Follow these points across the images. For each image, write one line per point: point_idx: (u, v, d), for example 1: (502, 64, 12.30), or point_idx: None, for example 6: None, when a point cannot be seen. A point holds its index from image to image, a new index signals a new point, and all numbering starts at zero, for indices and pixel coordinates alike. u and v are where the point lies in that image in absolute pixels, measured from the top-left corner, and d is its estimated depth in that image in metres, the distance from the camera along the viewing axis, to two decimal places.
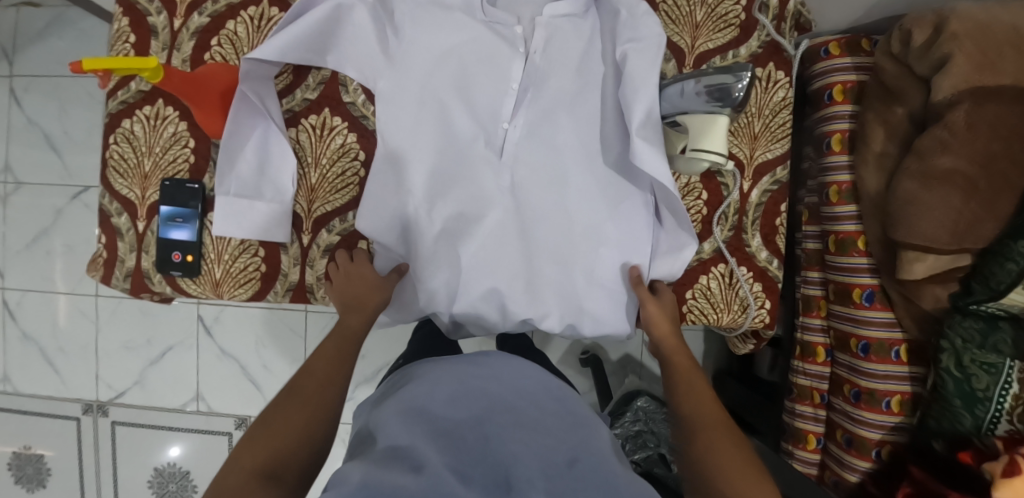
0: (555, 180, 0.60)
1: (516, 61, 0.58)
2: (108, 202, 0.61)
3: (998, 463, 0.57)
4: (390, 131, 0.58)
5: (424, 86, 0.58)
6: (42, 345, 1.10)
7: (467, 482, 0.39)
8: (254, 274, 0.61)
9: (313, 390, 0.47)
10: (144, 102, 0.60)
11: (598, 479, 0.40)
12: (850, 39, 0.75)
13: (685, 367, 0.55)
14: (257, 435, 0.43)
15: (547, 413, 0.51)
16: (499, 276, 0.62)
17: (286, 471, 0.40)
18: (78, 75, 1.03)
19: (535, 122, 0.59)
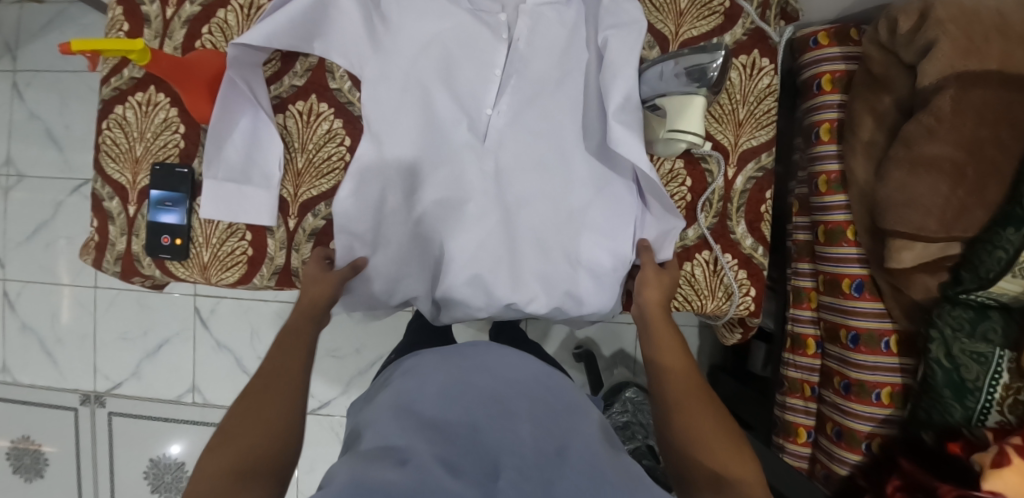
0: (540, 163, 0.61)
1: (499, 48, 0.59)
2: (100, 186, 0.62)
3: (988, 453, 0.57)
4: (372, 118, 0.58)
5: (408, 73, 0.59)
6: (41, 336, 1.12)
7: (457, 473, 0.38)
8: (241, 258, 0.62)
9: (275, 387, 0.48)
10: (136, 89, 0.61)
11: (587, 465, 0.39)
12: (838, 29, 0.75)
13: (671, 347, 0.54)
14: (218, 443, 0.43)
15: (535, 399, 0.49)
16: (484, 261, 0.62)
17: (255, 476, 0.41)
18: (79, 70, 1.05)
19: (519, 107, 0.60)
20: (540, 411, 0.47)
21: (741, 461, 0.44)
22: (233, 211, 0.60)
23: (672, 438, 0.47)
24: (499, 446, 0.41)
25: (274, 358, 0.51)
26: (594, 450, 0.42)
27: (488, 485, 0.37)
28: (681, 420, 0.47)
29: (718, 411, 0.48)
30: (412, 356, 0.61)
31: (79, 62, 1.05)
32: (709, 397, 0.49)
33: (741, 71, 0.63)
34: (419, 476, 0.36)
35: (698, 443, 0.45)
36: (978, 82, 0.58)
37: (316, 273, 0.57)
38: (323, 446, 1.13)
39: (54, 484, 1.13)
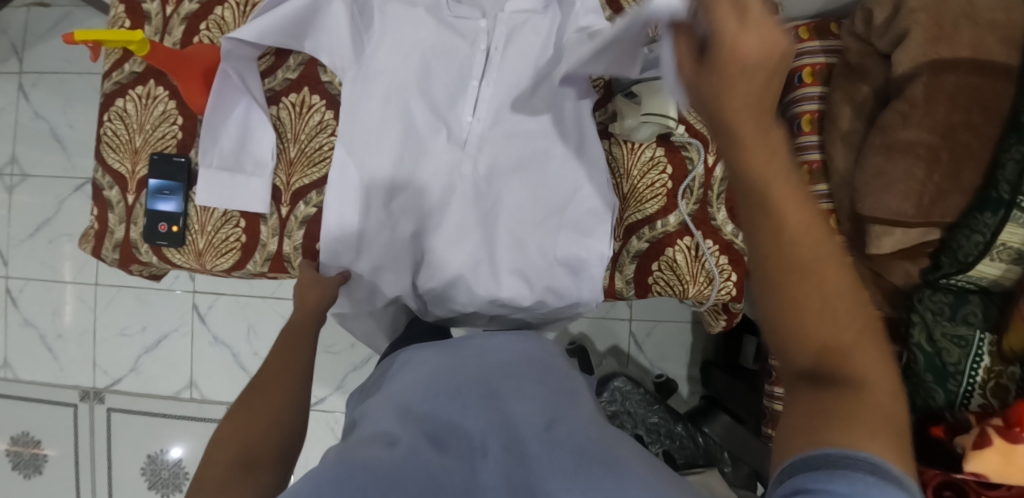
0: (519, 163, 0.62)
1: (474, 57, 0.62)
2: (101, 176, 0.65)
3: (970, 435, 0.56)
4: (355, 125, 0.61)
5: (390, 84, 0.61)
6: (42, 332, 1.14)
7: (444, 450, 0.39)
8: (234, 245, 0.63)
9: (277, 387, 0.49)
10: (137, 82, 0.64)
11: (570, 443, 0.39)
12: (819, 24, 0.77)
13: (774, 169, 0.27)
14: (222, 435, 0.44)
15: (530, 378, 0.50)
16: (466, 258, 0.63)
17: (263, 463, 0.42)
18: (84, 72, 1.09)
19: (497, 111, 0.62)
20: (537, 392, 0.47)
21: (870, 345, 0.28)
22: (227, 198, 0.62)
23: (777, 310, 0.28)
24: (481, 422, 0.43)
25: (278, 355, 0.53)
26: (581, 429, 0.42)
27: (473, 461, 0.39)
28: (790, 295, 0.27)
29: (850, 279, 0.28)
30: (405, 350, 0.62)
31: (84, 65, 1.08)
32: (836, 257, 0.28)
33: None
34: (407, 451, 0.37)
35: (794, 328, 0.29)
36: (950, 69, 0.59)
37: (312, 278, 0.59)
38: (319, 442, 1.14)
39: (52, 481, 1.14)
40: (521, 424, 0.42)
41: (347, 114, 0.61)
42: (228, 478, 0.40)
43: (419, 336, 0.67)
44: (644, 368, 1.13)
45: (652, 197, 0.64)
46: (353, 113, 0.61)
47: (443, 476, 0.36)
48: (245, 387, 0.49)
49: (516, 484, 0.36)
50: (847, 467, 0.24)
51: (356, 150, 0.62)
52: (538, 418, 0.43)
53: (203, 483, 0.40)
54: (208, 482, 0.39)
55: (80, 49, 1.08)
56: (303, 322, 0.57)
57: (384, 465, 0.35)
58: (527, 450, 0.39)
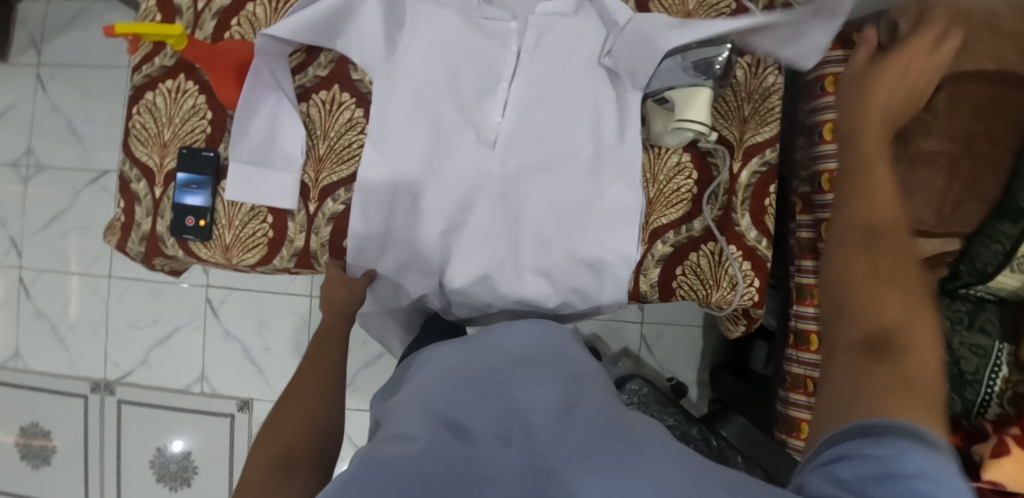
0: (545, 163, 0.63)
1: (505, 58, 0.63)
2: (128, 169, 0.65)
3: (988, 445, 0.57)
4: (386, 124, 0.61)
5: (418, 83, 0.61)
6: (53, 323, 1.14)
7: (468, 439, 0.39)
8: (261, 240, 0.64)
9: (307, 390, 0.50)
10: (166, 76, 0.64)
11: (596, 425, 0.38)
12: (840, 34, 0.78)
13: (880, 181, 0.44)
14: (259, 444, 0.44)
15: (544, 367, 0.49)
16: (493, 257, 0.63)
17: (301, 465, 0.42)
18: (102, 65, 1.09)
19: (525, 110, 0.63)
20: (552, 379, 0.46)
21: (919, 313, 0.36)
22: (255, 193, 0.62)
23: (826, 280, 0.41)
24: (495, 411, 0.42)
25: (311, 359, 0.54)
26: (600, 411, 0.41)
27: (495, 449, 0.37)
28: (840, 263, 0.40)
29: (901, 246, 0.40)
30: (428, 349, 0.62)
31: (102, 58, 1.08)
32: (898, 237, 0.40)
33: (745, 69, 0.66)
34: (428, 446, 0.36)
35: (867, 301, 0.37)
36: (973, 79, 0.60)
37: (338, 276, 0.60)
38: None
39: (60, 472, 1.14)
40: (537, 413, 0.41)
41: (376, 113, 0.61)
42: (268, 482, 0.39)
43: (442, 334, 0.69)
44: (655, 370, 1.13)
45: (678, 202, 0.65)
46: (381, 110, 0.62)
47: (465, 466, 0.34)
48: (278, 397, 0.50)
49: (536, 466, 0.35)
50: (885, 431, 0.29)
51: (384, 149, 0.61)
52: (557, 406, 0.42)
53: (243, 489, 0.39)
54: (249, 489, 0.39)
55: (100, 42, 1.08)
56: (335, 321, 0.59)
57: (403, 461, 0.34)
58: (543, 435, 0.38)
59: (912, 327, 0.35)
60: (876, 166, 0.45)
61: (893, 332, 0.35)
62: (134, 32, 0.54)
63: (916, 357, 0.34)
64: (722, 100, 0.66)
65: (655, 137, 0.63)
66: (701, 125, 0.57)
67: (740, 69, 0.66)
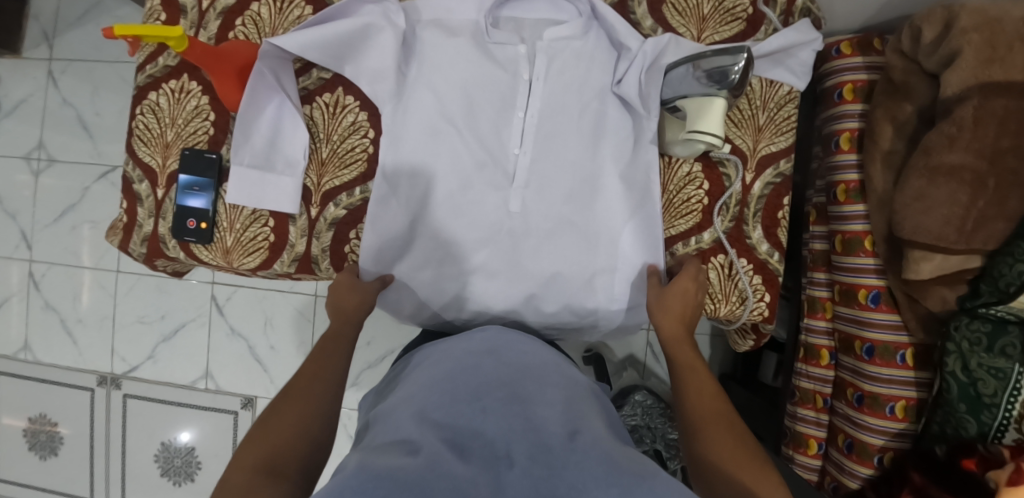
0: (569, 197, 0.62)
1: (518, 87, 0.62)
2: (131, 169, 0.64)
3: (1004, 470, 0.55)
4: (406, 157, 0.61)
5: (434, 116, 0.62)
6: (63, 316, 1.15)
7: (467, 458, 0.37)
8: (262, 244, 0.63)
9: (306, 394, 0.49)
10: (170, 76, 0.63)
11: (595, 451, 0.38)
12: (861, 39, 0.75)
13: (685, 351, 0.54)
14: (248, 443, 0.43)
15: (540, 384, 0.47)
16: (510, 287, 0.63)
17: (289, 468, 0.42)
18: (112, 60, 1.09)
19: (543, 141, 0.61)
20: (552, 397, 0.45)
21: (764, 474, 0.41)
22: (257, 197, 0.61)
23: (693, 465, 0.44)
24: (498, 427, 0.40)
25: (313, 362, 0.53)
26: (602, 439, 0.40)
27: (499, 474, 0.36)
28: (698, 441, 0.45)
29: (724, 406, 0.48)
30: (423, 348, 0.61)
31: (113, 53, 1.08)
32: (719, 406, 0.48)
33: (761, 77, 0.64)
34: (430, 460, 0.34)
35: (734, 463, 0.42)
36: (1002, 91, 0.58)
37: (346, 279, 0.60)
38: None
39: (67, 463, 1.16)
40: (536, 432, 0.39)
41: (388, 139, 0.61)
42: (255, 481, 0.38)
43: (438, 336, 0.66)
44: (660, 378, 1.12)
45: (687, 212, 0.63)
46: (394, 144, 0.61)
47: (467, 485, 0.33)
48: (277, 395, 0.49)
49: (548, 491, 0.33)
50: None
51: (402, 185, 0.62)
52: (560, 428, 0.41)
53: (227, 489, 0.38)
54: (233, 489, 0.38)
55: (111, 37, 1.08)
56: (341, 329, 0.58)
57: (410, 475, 0.33)
58: (555, 452, 0.37)
59: (762, 484, 0.40)
60: (681, 344, 0.55)
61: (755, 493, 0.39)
62: (135, 33, 0.53)
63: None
64: (737, 109, 0.64)
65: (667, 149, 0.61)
66: (712, 137, 0.54)
67: (756, 77, 0.64)
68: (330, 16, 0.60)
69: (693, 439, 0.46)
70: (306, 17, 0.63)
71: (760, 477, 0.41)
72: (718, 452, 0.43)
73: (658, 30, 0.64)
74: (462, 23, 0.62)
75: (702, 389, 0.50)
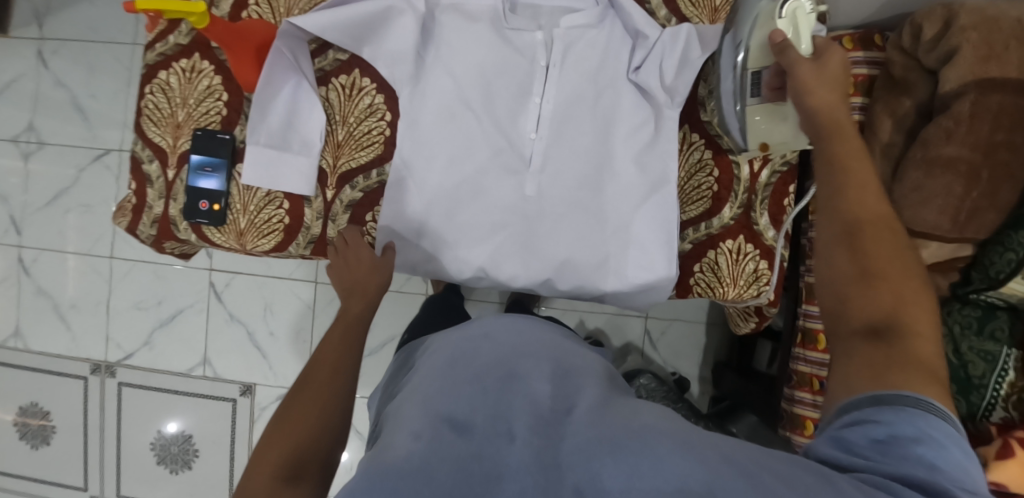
0: (582, 183, 0.63)
1: (535, 73, 0.62)
2: (140, 149, 0.63)
3: (992, 446, 0.60)
4: (424, 143, 0.62)
5: (451, 99, 0.62)
6: (55, 303, 1.12)
7: (469, 435, 0.37)
8: (277, 226, 0.62)
9: (327, 384, 0.49)
10: (181, 55, 0.62)
11: (597, 420, 0.38)
12: (864, 34, 0.77)
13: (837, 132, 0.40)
14: (270, 438, 0.44)
15: (533, 361, 0.48)
16: (522, 267, 0.63)
17: (309, 470, 0.43)
18: (106, 41, 1.06)
19: (559, 127, 0.62)
20: (537, 371, 0.46)
21: (916, 296, 0.34)
22: (272, 178, 0.61)
23: (827, 266, 0.36)
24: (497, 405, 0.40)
25: (333, 348, 0.54)
26: (598, 404, 0.41)
27: (502, 447, 0.36)
28: (841, 246, 0.36)
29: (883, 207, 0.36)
30: (433, 337, 0.62)
31: (108, 34, 1.05)
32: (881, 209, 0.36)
33: None
34: (430, 444, 0.35)
35: (883, 283, 0.34)
36: (998, 88, 0.60)
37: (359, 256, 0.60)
38: None
39: (59, 453, 1.14)
40: (534, 407, 0.40)
41: (407, 124, 0.61)
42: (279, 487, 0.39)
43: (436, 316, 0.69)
44: (657, 364, 1.15)
45: (698, 198, 0.66)
46: (411, 127, 0.62)
47: (471, 464, 0.34)
48: (294, 382, 0.50)
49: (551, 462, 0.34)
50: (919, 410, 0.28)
51: (415, 167, 0.62)
52: (555, 403, 0.41)
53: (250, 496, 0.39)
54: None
55: (107, 17, 1.05)
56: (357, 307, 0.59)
57: (407, 463, 0.33)
58: (545, 428, 0.38)
59: (911, 304, 0.33)
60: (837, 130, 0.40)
61: (900, 316, 0.33)
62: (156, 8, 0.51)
63: (923, 343, 0.32)
64: None
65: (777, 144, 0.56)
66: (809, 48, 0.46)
67: None
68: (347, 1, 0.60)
69: (839, 241, 0.36)
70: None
71: (910, 295, 0.34)
72: (868, 265, 0.34)
73: (672, 20, 0.64)
74: (479, 8, 0.62)
75: (852, 187, 0.37)
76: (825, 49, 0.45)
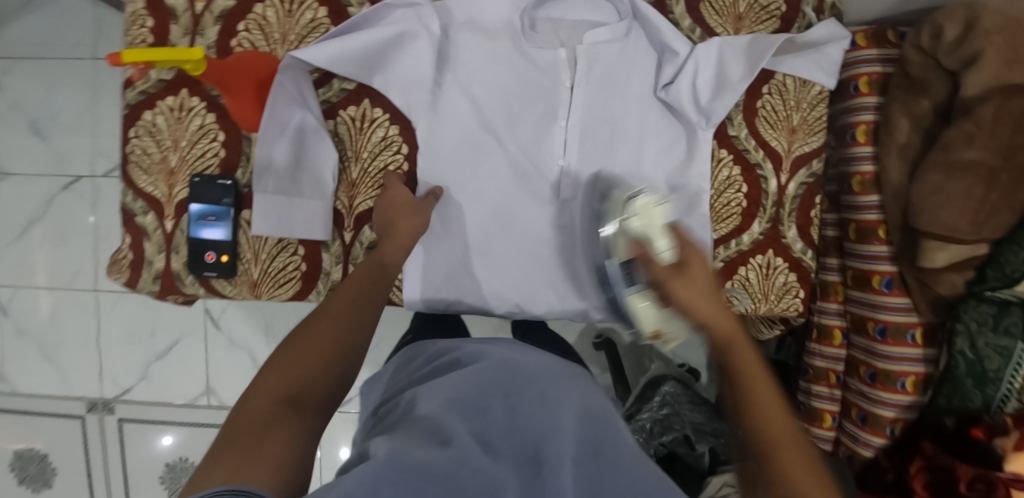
0: (614, 210, 0.60)
1: (559, 94, 0.58)
2: (131, 200, 0.57)
3: (1011, 438, 0.63)
4: (446, 179, 0.59)
5: (471, 127, 0.58)
6: (39, 342, 1.05)
7: (495, 456, 0.35)
8: (294, 274, 0.58)
9: (342, 317, 0.45)
10: (167, 92, 0.56)
11: (622, 478, 0.35)
12: (875, 31, 0.75)
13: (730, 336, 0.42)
14: (274, 366, 0.40)
15: (547, 378, 0.45)
16: (556, 300, 0.61)
17: (309, 400, 0.38)
18: (64, 57, 0.95)
19: (587, 151, 0.59)
20: (554, 390, 0.43)
21: None
22: (287, 225, 0.56)
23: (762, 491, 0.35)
24: (520, 427, 0.38)
25: (351, 288, 0.48)
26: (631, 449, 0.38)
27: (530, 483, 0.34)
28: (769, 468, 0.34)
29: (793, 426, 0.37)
30: (443, 341, 0.59)
31: (65, 48, 0.95)
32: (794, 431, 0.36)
33: (794, 76, 0.63)
34: (457, 457, 0.32)
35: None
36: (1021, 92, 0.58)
37: (401, 197, 0.55)
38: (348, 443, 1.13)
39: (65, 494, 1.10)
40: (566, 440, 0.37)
41: (428, 156, 0.58)
42: (273, 415, 0.35)
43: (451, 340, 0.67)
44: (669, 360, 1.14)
45: (727, 216, 0.65)
46: (431, 160, 0.58)
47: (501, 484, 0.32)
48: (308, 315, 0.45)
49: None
50: None
51: (444, 205, 0.59)
52: (585, 443, 0.37)
53: (244, 416, 0.35)
54: (248, 420, 0.35)
55: (64, 29, 0.95)
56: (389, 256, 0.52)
57: (438, 469, 0.30)
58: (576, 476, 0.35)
59: None
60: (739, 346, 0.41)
61: None
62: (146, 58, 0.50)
63: None
64: (771, 109, 0.64)
65: (664, 322, 0.54)
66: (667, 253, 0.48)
67: (789, 77, 0.63)
68: (352, 27, 0.55)
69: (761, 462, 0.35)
70: (320, 20, 0.57)
71: None
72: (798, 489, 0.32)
73: (697, 30, 0.62)
74: (498, 24, 0.57)
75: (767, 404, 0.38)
76: (681, 243, 0.47)
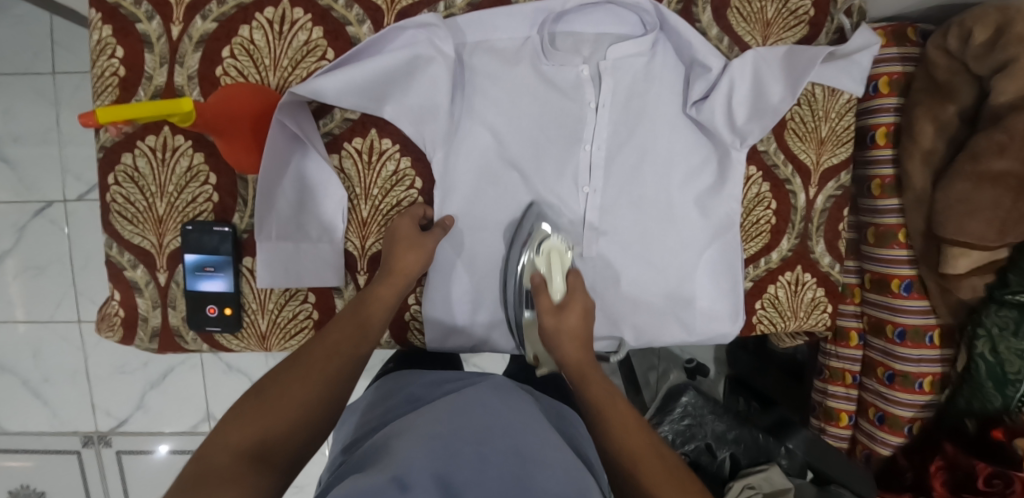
0: (642, 237, 0.57)
1: (586, 117, 0.54)
2: (116, 253, 0.52)
3: None
4: (464, 214, 0.55)
5: (488, 157, 0.54)
6: (24, 379, 0.99)
7: None
8: (305, 323, 0.54)
9: (328, 359, 0.40)
10: (146, 132, 0.50)
11: None
12: (894, 27, 0.62)
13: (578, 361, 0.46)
14: (234, 418, 0.34)
15: (519, 411, 0.39)
16: None
17: (279, 454, 0.32)
18: (20, 72, 0.86)
19: (612, 176, 0.56)
20: (530, 413, 0.40)
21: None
22: (295, 274, 0.52)
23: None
24: (497, 462, 0.32)
25: (338, 327, 0.43)
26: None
27: None
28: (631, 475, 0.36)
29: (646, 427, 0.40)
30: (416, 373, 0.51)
31: (22, 62, 0.86)
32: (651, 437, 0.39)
33: (823, 84, 0.59)
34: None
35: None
36: None
37: (407, 234, 0.49)
38: None
39: None
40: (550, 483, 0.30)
41: (444, 191, 0.53)
42: (230, 472, 0.29)
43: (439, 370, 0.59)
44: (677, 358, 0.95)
45: (757, 234, 0.62)
46: (448, 196, 0.54)
47: None
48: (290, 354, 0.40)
49: None
50: None
51: (464, 241, 0.55)
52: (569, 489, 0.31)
53: (204, 469, 0.29)
54: (210, 473, 0.29)
55: (22, 41, 0.85)
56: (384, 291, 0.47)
57: None
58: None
59: None
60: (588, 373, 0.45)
61: None
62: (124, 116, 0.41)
63: None
64: (799, 121, 0.60)
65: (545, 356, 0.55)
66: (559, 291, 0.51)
67: (819, 86, 0.59)
68: (354, 56, 0.49)
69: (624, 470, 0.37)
70: (316, 42, 0.50)
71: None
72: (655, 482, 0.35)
73: (724, 39, 0.58)
74: (513, 44, 0.53)
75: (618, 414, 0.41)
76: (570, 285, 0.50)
